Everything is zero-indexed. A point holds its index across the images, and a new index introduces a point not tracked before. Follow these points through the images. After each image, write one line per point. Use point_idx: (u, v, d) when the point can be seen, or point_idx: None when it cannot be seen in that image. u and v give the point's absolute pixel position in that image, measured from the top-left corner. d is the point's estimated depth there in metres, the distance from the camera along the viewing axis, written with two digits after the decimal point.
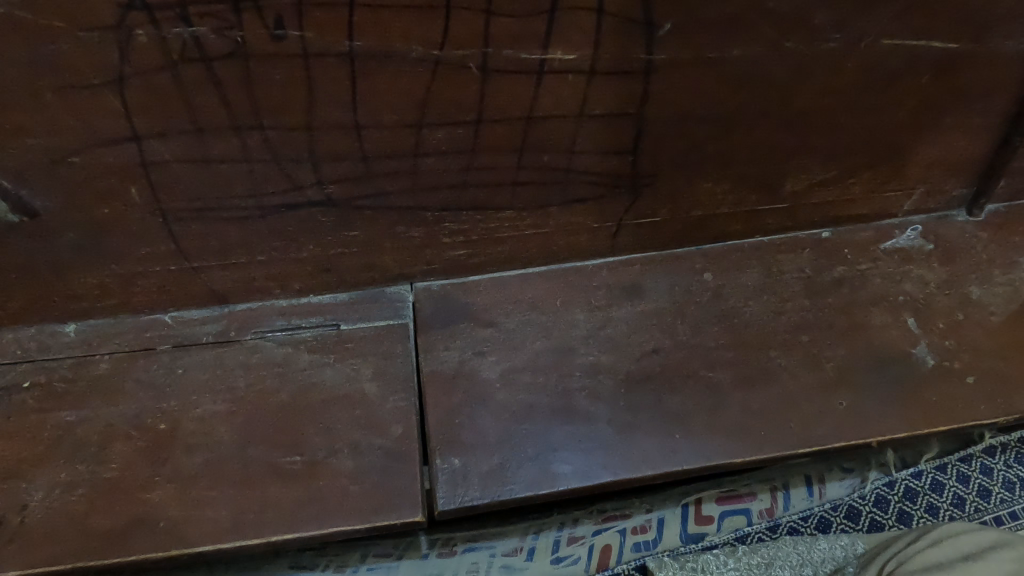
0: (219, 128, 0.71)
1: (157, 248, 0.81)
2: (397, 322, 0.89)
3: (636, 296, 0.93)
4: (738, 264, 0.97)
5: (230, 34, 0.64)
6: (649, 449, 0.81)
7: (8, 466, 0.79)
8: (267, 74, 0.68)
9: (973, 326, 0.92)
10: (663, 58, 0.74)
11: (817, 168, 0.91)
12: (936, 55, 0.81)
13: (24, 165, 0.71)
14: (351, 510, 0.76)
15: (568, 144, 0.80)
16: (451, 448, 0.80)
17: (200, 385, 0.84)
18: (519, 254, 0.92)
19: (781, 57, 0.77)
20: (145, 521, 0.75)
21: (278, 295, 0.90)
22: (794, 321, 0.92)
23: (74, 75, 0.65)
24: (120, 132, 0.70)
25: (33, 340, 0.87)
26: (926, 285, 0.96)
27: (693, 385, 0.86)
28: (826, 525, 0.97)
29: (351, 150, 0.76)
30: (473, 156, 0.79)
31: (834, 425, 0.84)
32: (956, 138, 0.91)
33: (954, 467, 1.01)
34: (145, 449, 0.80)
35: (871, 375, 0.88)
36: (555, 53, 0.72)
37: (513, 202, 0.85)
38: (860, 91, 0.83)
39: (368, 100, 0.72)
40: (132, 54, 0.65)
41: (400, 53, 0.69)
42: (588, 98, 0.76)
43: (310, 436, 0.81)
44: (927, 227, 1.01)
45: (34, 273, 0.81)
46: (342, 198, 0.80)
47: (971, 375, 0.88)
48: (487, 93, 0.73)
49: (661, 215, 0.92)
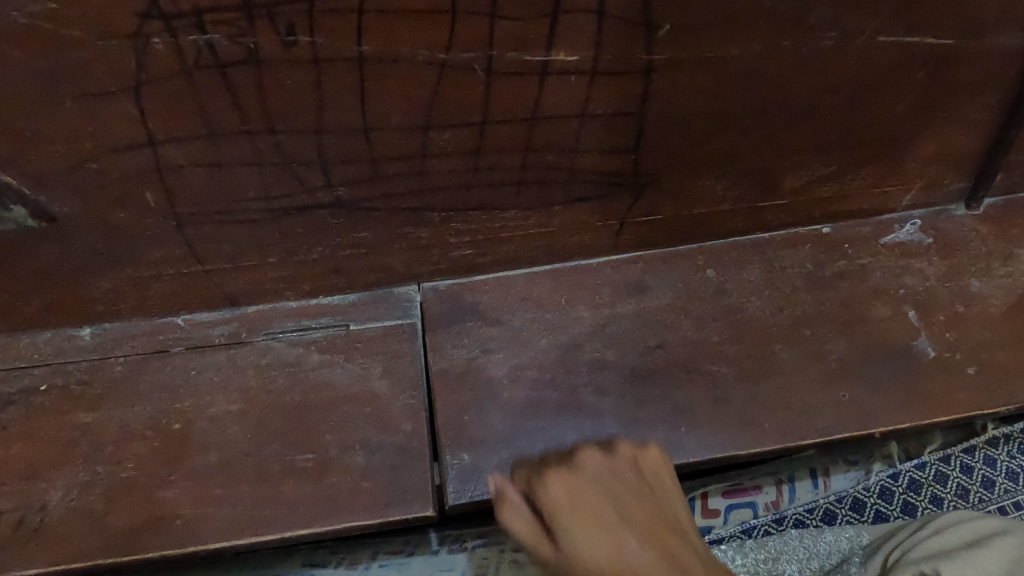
0: (232, 133, 0.73)
1: (171, 251, 0.83)
2: (405, 321, 0.91)
3: (639, 293, 0.95)
4: (740, 260, 0.98)
5: (243, 41, 0.66)
6: (656, 442, 0.82)
7: (27, 466, 0.80)
8: (278, 79, 0.69)
9: (973, 318, 0.93)
10: (663, 58, 0.76)
11: (816, 164, 0.92)
12: (931, 50, 0.82)
13: (42, 172, 0.72)
14: (363, 507, 0.78)
15: (571, 144, 0.82)
16: (460, 445, 0.82)
17: (213, 385, 0.86)
18: (525, 254, 0.94)
19: (778, 56, 0.78)
20: (162, 518, 0.77)
21: (287, 296, 0.92)
22: (795, 315, 0.94)
23: (91, 83, 0.67)
24: (136, 137, 0.71)
25: (49, 343, 0.88)
26: (926, 279, 0.97)
27: (697, 379, 0.88)
28: (831, 516, 1.00)
29: (360, 153, 0.77)
30: (478, 157, 0.81)
31: (836, 417, 0.85)
32: (953, 133, 0.93)
33: (957, 459, 1.03)
34: (160, 449, 0.82)
35: (872, 367, 0.89)
36: (557, 55, 0.73)
37: (519, 202, 0.87)
38: (857, 87, 0.84)
39: (375, 104, 0.73)
40: (149, 61, 0.66)
41: (406, 57, 0.70)
42: (590, 99, 0.78)
43: (321, 434, 0.83)
44: (926, 221, 1.02)
45: (51, 277, 0.83)
46: (351, 199, 0.82)
47: (971, 366, 0.89)
48: (492, 95, 0.75)
49: (663, 213, 0.93)
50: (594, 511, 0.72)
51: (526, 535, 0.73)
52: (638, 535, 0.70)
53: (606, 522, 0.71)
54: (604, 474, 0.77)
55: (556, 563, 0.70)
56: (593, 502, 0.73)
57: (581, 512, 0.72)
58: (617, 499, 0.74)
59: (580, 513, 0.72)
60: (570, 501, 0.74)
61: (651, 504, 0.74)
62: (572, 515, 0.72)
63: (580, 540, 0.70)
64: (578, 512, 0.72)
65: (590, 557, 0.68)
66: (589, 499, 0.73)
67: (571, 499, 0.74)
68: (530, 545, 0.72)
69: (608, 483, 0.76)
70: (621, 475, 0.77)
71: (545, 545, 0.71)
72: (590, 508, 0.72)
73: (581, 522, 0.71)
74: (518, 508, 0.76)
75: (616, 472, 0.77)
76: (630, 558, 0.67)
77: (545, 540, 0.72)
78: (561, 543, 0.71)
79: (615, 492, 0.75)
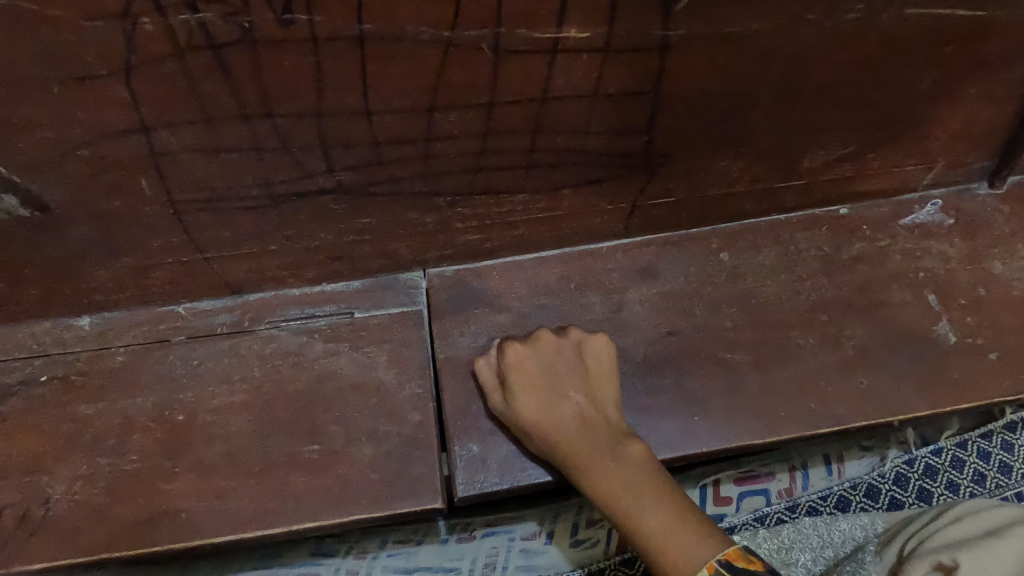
0: (228, 117, 0.69)
1: (169, 239, 0.80)
2: (411, 309, 0.89)
3: (650, 278, 0.92)
4: (755, 243, 0.96)
5: (237, 20, 0.61)
6: (668, 432, 0.81)
7: (30, 460, 0.79)
8: (276, 60, 0.65)
9: (995, 301, 0.91)
10: (681, 34, 0.71)
11: (836, 143, 0.88)
12: (965, 23, 0.77)
13: (31, 160, 0.69)
14: (371, 498, 0.76)
15: (582, 125, 0.78)
16: (468, 435, 0.80)
17: (216, 375, 0.85)
18: (534, 238, 0.91)
19: (804, 30, 0.73)
20: (168, 511, 0.76)
21: (290, 284, 0.90)
22: (812, 300, 0.91)
23: (78, 66, 0.62)
24: (128, 122, 0.67)
25: (49, 333, 0.87)
26: (947, 260, 0.94)
27: (711, 366, 0.86)
28: (845, 504, 1.01)
29: (362, 137, 0.74)
30: (485, 140, 0.77)
31: (855, 405, 0.83)
32: (981, 109, 0.88)
33: (974, 444, 1.05)
34: (164, 441, 0.80)
35: (891, 353, 0.87)
36: (569, 32, 0.68)
37: (527, 185, 0.84)
38: (884, 62, 0.79)
39: (377, 85, 0.69)
40: (139, 43, 0.61)
41: (410, 35, 0.65)
42: (602, 77, 0.73)
43: (327, 425, 0.81)
44: (947, 201, 0.99)
45: (46, 267, 0.80)
46: (354, 185, 0.79)
47: (993, 351, 0.87)
48: (500, 74, 0.71)
49: (676, 196, 0.90)
50: (536, 385, 0.77)
51: (485, 374, 0.81)
52: (571, 409, 0.75)
53: (546, 395, 0.76)
54: (550, 348, 0.80)
55: (501, 414, 0.78)
56: (534, 376, 0.77)
57: (524, 381, 0.77)
58: (557, 374, 0.78)
59: (521, 379, 0.77)
60: (517, 366, 0.78)
61: (589, 383, 0.78)
62: (516, 380, 0.77)
63: (522, 403, 0.76)
64: (521, 380, 0.77)
65: (527, 419, 0.75)
66: (532, 371, 0.78)
67: (516, 364, 0.78)
68: (484, 393, 0.80)
69: (553, 354, 0.80)
70: (566, 351, 0.80)
71: (495, 395, 0.79)
72: (531, 379, 0.77)
73: (523, 388, 0.77)
74: (489, 356, 0.82)
75: (563, 349, 0.80)
76: (558, 424, 0.74)
77: (496, 391, 0.79)
78: (505, 401, 0.78)
79: (557, 369, 0.78)
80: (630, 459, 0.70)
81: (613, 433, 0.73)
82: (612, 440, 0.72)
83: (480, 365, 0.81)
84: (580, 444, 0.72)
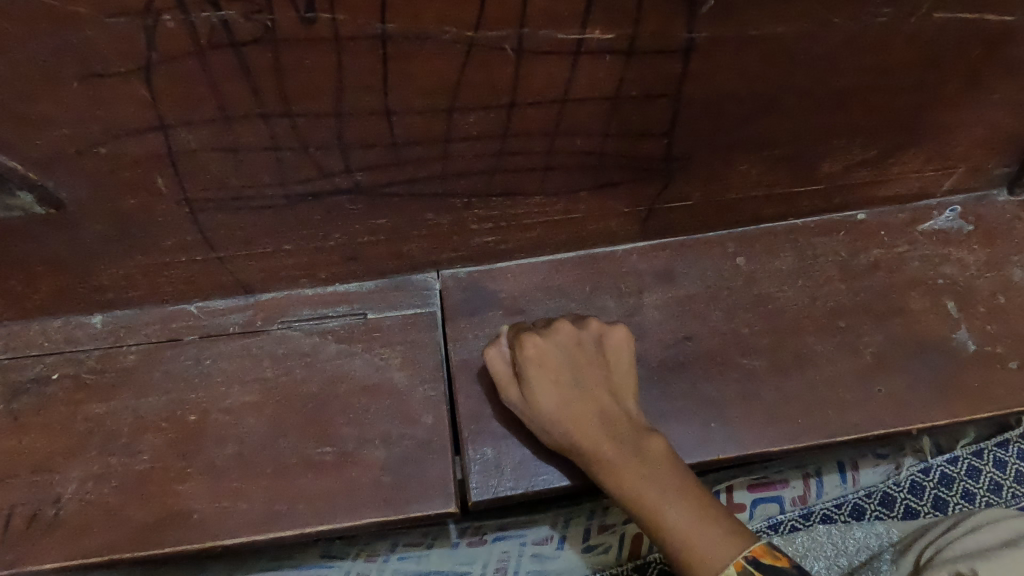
0: (247, 116, 0.68)
1: (183, 238, 0.79)
2: (425, 310, 0.89)
3: (667, 282, 0.92)
4: (771, 248, 0.95)
5: (260, 18, 0.60)
6: (684, 438, 0.80)
7: (41, 458, 0.79)
8: (297, 60, 0.64)
9: (1014, 309, 0.90)
10: (706, 36, 0.70)
11: (857, 147, 0.88)
12: (992, 28, 0.76)
13: (48, 156, 0.68)
14: (384, 501, 0.76)
15: (602, 127, 0.77)
16: (482, 439, 0.79)
17: (229, 375, 0.84)
18: (548, 240, 0.91)
19: (829, 33, 0.72)
20: (179, 512, 0.75)
21: (303, 284, 0.89)
22: (829, 306, 0.90)
23: (98, 63, 0.61)
24: (147, 120, 0.67)
25: (61, 331, 0.86)
26: (966, 268, 0.93)
27: (728, 372, 0.85)
28: (860, 512, 1.03)
29: (381, 137, 0.73)
30: (504, 141, 0.76)
31: (874, 413, 0.82)
32: (1005, 114, 0.87)
33: (990, 452, 1.06)
34: (176, 441, 0.80)
35: (910, 361, 0.86)
36: (593, 33, 0.67)
37: (544, 187, 0.83)
38: (908, 66, 0.78)
39: (397, 86, 0.68)
40: (160, 40, 0.61)
41: (433, 35, 0.65)
42: (624, 80, 0.73)
43: (340, 427, 0.80)
44: (966, 208, 0.98)
45: (59, 265, 0.79)
46: (370, 185, 0.78)
47: (1014, 360, 0.86)
48: (522, 76, 0.70)
49: (694, 199, 0.90)
50: (557, 376, 0.74)
51: (500, 366, 0.78)
52: (591, 403, 0.74)
53: (566, 388, 0.74)
54: (568, 337, 0.78)
55: (517, 406, 0.76)
56: (555, 367, 0.75)
57: (544, 373, 0.75)
58: (577, 366, 0.76)
59: (541, 370, 0.75)
60: (537, 356, 0.75)
61: (607, 375, 0.76)
62: (535, 370, 0.75)
63: (542, 396, 0.74)
64: (541, 371, 0.75)
65: (546, 412, 0.74)
66: (552, 362, 0.75)
67: (537, 354, 0.75)
68: (499, 384, 0.77)
69: (571, 343, 0.77)
70: (585, 341, 0.78)
71: (512, 388, 0.77)
72: (551, 370, 0.75)
73: (544, 380, 0.74)
74: (500, 344, 0.79)
75: (582, 339, 0.78)
76: (579, 417, 0.73)
77: (513, 382, 0.77)
78: (523, 394, 0.76)
79: (576, 359, 0.76)
80: (652, 453, 0.70)
81: (632, 427, 0.73)
82: (633, 435, 0.72)
83: (495, 357, 0.78)
84: (602, 437, 0.71)
